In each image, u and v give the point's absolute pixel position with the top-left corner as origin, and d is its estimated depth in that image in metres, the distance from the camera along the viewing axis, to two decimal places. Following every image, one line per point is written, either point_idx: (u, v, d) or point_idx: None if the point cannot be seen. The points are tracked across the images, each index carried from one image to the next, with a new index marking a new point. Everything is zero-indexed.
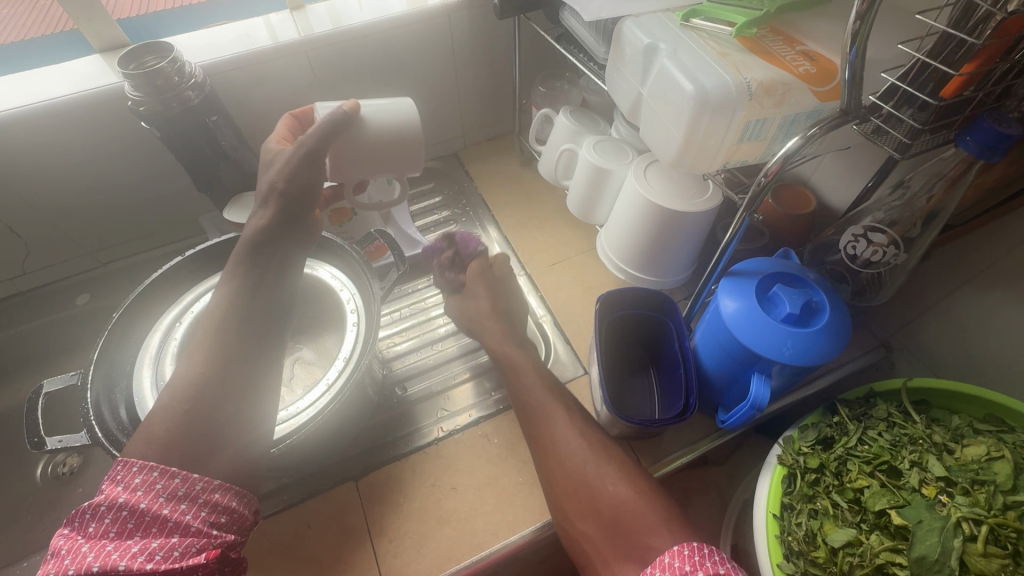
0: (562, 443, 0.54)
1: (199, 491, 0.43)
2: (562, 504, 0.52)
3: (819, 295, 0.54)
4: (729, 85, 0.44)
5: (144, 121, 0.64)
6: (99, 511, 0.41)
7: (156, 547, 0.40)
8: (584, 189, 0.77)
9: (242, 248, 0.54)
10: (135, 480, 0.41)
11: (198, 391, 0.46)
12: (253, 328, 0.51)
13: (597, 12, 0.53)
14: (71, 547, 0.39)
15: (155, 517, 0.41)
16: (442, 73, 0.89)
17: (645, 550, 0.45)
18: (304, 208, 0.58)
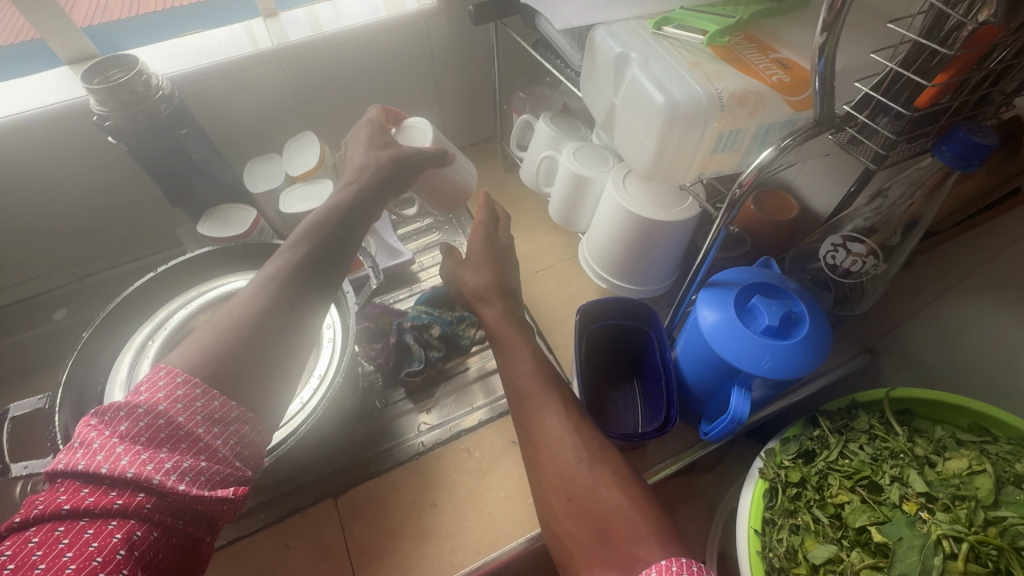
0: (556, 440, 0.50)
1: (233, 418, 0.41)
2: (548, 505, 0.48)
3: (799, 306, 0.53)
4: (700, 97, 0.43)
5: (111, 136, 0.63)
6: (135, 413, 0.38)
7: (188, 467, 0.37)
8: (565, 196, 0.76)
9: (327, 210, 0.56)
10: (178, 392, 0.40)
11: (251, 329, 0.45)
12: (320, 283, 0.51)
13: (568, 20, 0.51)
14: (97, 443, 0.36)
15: (189, 434, 0.39)
16: (421, 79, 0.87)
17: (629, 561, 0.41)
18: (393, 188, 0.63)
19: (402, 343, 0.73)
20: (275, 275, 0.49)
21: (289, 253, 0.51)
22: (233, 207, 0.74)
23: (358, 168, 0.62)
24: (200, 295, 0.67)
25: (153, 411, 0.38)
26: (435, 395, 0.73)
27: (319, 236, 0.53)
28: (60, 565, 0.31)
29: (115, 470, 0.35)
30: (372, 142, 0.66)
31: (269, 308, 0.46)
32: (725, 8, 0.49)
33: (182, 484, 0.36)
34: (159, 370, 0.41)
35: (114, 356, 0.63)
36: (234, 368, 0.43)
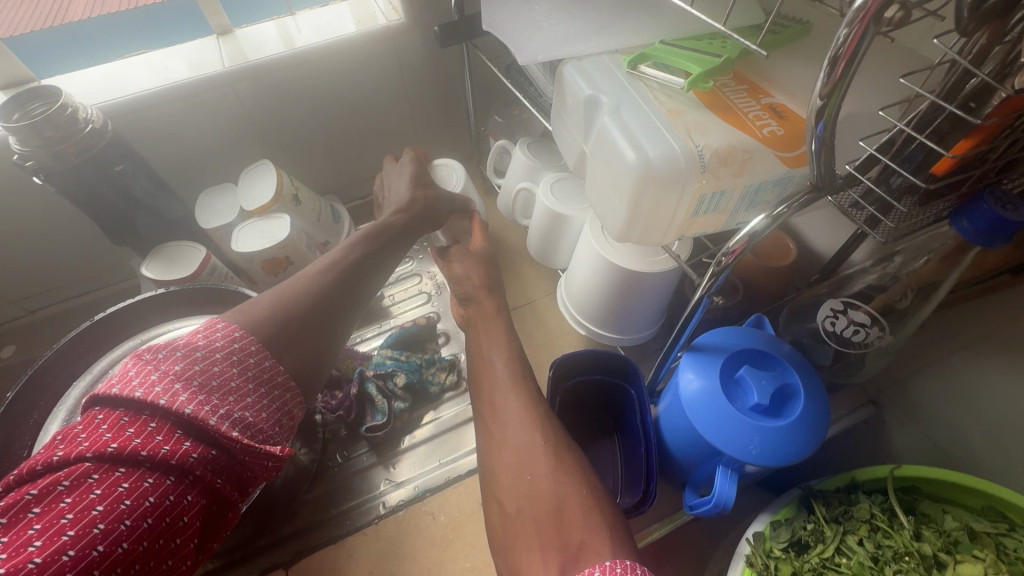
0: (514, 420, 0.51)
1: (275, 383, 0.47)
2: (498, 480, 0.49)
3: (793, 378, 0.47)
4: (676, 155, 0.37)
5: (36, 176, 0.57)
6: (192, 356, 0.44)
7: (236, 419, 0.43)
8: (542, 232, 0.70)
9: (378, 225, 0.64)
10: (232, 347, 0.46)
11: (311, 301, 0.51)
12: (370, 283, 0.58)
13: (534, 54, 0.45)
14: (152, 378, 0.41)
15: (236, 388, 0.44)
16: (393, 98, 0.81)
17: (577, 546, 0.41)
18: (427, 222, 0.70)
19: (365, 393, 0.68)
20: (336, 261, 0.56)
21: (349, 251, 0.58)
22: (183, 244, 0.69)
23: (405, 198, 0.70)
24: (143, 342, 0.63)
25: (210, 358, 0.44)
26: (400, 448, 0.68)
27: (376, 243, 0.61)
28: (91, 519, 0.35)
29: (167, 416, 0.40)
30: (414, 179, 0.73)
31: (331, 287, 0.53)
32: (711, 42, 0.42)
33: (233, 435, 0.42)
34: (216, 325, 0.47)
35: (44, 418, 0.58)
36: (290, 333, 0.49)
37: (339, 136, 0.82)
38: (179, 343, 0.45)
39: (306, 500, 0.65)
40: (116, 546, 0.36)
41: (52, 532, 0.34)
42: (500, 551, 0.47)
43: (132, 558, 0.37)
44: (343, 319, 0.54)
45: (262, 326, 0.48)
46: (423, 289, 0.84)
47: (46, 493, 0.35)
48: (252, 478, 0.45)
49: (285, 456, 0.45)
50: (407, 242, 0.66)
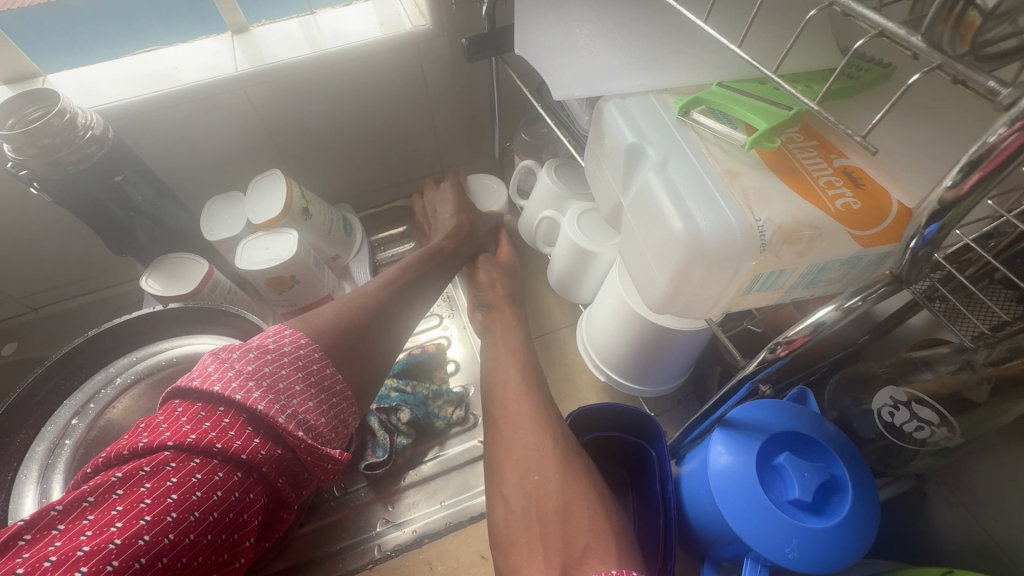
0: (521, 423, 0.51)
1: (337, 390, 0.45)
2: (506, 480, 0.48)
3: (839, 468, 0.42)
4: (732, 230, 0.31)
5: (33, 186, 0.53)
6: (264, 355, 0.42)
7: (303, 419, 0.40)
8: (565, 266, 0.65)
9: (428, 250, 0.64)
10: (301, 350, 0.44)
11: (371, 314, 0.51)
12: (421, 306, 0.58)
13: (570, 88, 0.40)
14: (229, 374, 0.39)
15: (304, 389, 0.42)
16: (415, 106, 0.76)
17: (580, 551, 0.39)
18: (473, 240, 0.70)
19: (366, 426, 0.64)
20: (391, 279, 0.56)
21: (405, 269, 0.59)
22: (186, 257, 0.66)
23: (451, 224, 0.70)
24: (136, 363, 0.61)
25: (280, 360, 0.42)
26: (401, 487, 0.64)
27: (427, 264, 0.61)
28: (166, 506, 0.33)
29: (241, 410, 0.38)
30: (457, 204, 0.73)
31: (383, 303, 0.53)
32: (776, 88, 0.37)
33: (299, 434, 0.39)
34: (283, 330, 0.45)
35: (30, 441, 0.55)
36: (348, 346, 0.47)
37: (355, 145, 0.78)
38: (252, 342, 0.43)
39: (299, 536, 0.61)
40: (184, 537, 0.33)
41: (130, 515, 0.32)
42: (498, 550, 0.45)
43: (196, 551, 0.34)
44: (393, 336, 0.52)
45: (325, 334, 0.46)
46: (437, 310, 0.79)
47: (129, 477, 0.33)
48: (311, 480, 0.42)
49: (344, 459, 0.42)
50: (451, 270, 0.65)
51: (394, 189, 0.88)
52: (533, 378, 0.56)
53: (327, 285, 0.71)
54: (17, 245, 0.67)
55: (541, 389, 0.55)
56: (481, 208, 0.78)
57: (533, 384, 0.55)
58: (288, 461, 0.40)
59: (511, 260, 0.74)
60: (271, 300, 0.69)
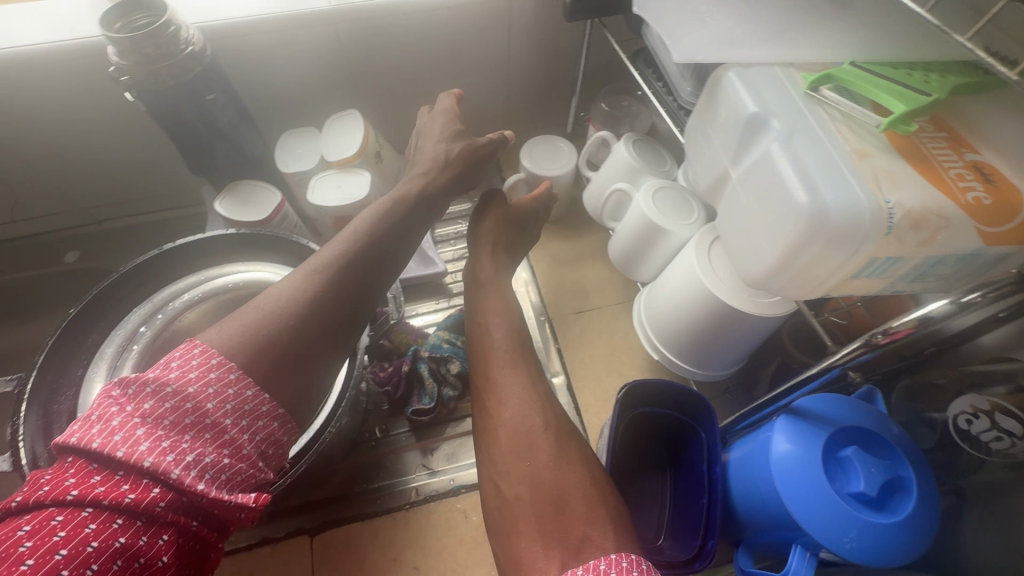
0: (499, 418, 0.48)
1: (263, 412, 0.37)
2: (500, 468, 0.45)
3: (906, 470, 0.42)
4: (861, 210, 0.31)
5: (127, 92, 0.54)
6: (161, 390, 0.34)
7: (209, 465, 0.33)
8: (631, 241, 0.64)
9: (387, 204, 0.51)
10: (210, 375, 0.35)
11: (307, 314, 0.40)
12: (373, 280, 0.46)
13: (691, 53, 0.39)
14: (115, 422, 0.32)
15: (214, 424, 0.34)
16: (495, 65, 0.75)
17: (579, 542, 0.39)
18: (466, 182, 0.61)
19: (415, 372, 0.65)
20: (335, 259, 0.44)
21: (354, 241, 0.46)
22: (260, 185, 0.66)
23: (431, 157, 0.59)
24: (205, 282, 0.62)
25: (182, 393, 0.34)
26: (441, 436, 0.65)
27: (378, 230, 0.48)
28: (52, 566, 0.27)
29: (131, 464, 0.31)
30: (444, 133, 0.61)
31: (323, 298, 0.42)
32: (910, 73, 0.35)
33: (199, 488, 0.31)
34: (195, 345, 0.36)
35: (101, 341, 0.57)
36: (280, 354, 0.38)
37: (430, 98, 0.78)
38: (155, 367, 0.35)
39: (338, 469, 0.62)
40: None
41: None
42: (496, 535, 0.44)
43: None
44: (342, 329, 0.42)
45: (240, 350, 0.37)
46: None
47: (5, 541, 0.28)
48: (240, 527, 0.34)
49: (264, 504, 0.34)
50: (424, 222, 0.54)
51: None
52: (521, 345, 0.54)
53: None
54: (99, 146, 0.69)
55: (525, 361, 0.52)
56: (528, 167, 0.74)
57: (516, 347, 0.53)
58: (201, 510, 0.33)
59: (537, 223, 0.70)
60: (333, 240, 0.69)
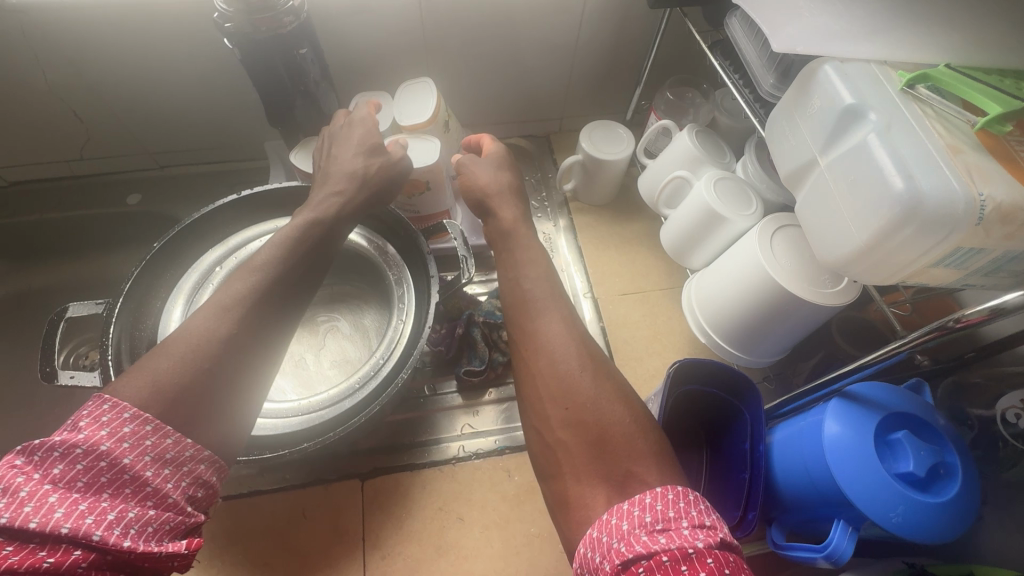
0: (539, 359, 0.45)
1: (187, 457, 0.38)
2: (540, 411, 0.44)
3: (951, 457, 0.44)
4: (955, 199, 0.33)
5: (227, 38, 0.57)
6: (72, 452, 0.34)
7: (133, 519, 0.34)
8: (687, 229, 0.67)
9: (292, 240, 0.49)
10: (124, 429, 0.35)
11: (211, 360, 0.40)
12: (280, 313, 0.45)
13: (791, 45, 0.41)
14: (23, 492, 0.31)
15: (134, 478, 0.35)
16: (562, 49, 0.77)
17: (623, 479, 0.38)
18: (386, 195, 0.58)
19: (467, 336, 0.67)
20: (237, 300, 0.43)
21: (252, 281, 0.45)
22: None
23: (344, 172, 0.55)
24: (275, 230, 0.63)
25: (95, 455, 0.34)
26: (488, 399, 0.67)
27: (278, 271, 0.47)
28: None
29: (44, 533, 0.31)
30: (363, 144, 0.58)
31: (226, 341, 0.41)
32: (1001, 80, 0.38)
33: (126, 546, 0.33)
34: (103, 400, 0.36)
35: (177, 277, 0.60)
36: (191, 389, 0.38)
37: (496, 75, 0.80)
38: (63, 428, 0.35)
39: (387, 421, 0.65)
40: None
41: None
42: (541, 477, 0.43)
43: None
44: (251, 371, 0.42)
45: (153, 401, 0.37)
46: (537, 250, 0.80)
47: None
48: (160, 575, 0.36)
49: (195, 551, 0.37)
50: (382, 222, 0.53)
51: (513, 127, 0.91)
52: (556, 290, 0.50)
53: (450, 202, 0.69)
54: (178, 81, 0.71)
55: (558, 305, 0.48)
56: (588, 151, 0.75)
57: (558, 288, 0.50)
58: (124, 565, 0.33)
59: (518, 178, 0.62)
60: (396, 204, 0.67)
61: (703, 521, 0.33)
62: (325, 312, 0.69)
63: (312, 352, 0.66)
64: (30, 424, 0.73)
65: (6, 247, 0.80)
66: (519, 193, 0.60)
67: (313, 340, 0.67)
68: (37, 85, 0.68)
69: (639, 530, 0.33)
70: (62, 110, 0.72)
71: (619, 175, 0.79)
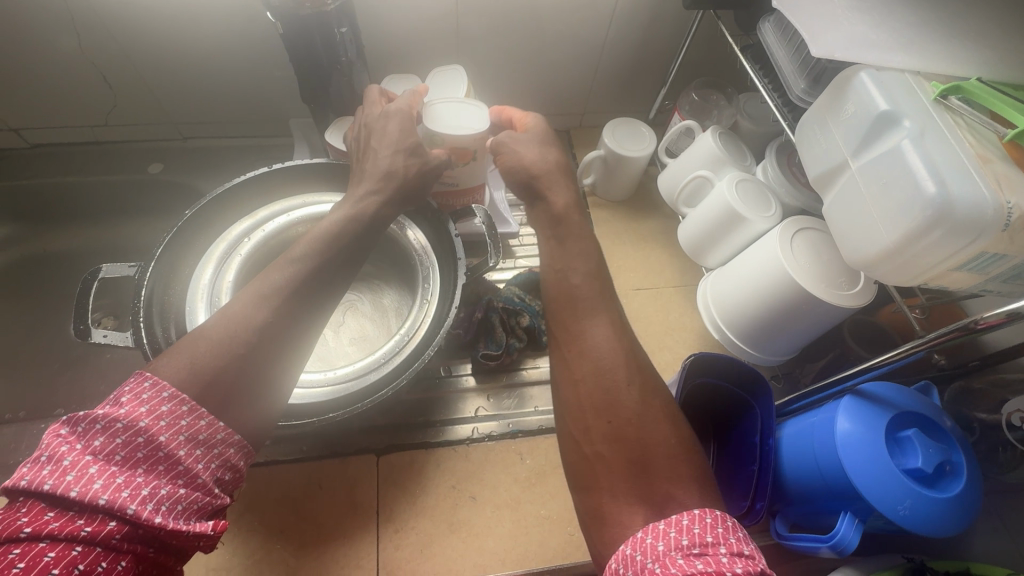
0: (584, 363, 0.45)
1: (218, 440, 0.38)
2: (579, 419, 0.44)
3: (958, 457, 0.47)
4: (984, 205, 0.35)
5: (268, 12, 0.57)
6: (112, 427, 0.34)
7: (164, 496, 0.34)
8: (706, 228, 0.68)
9: (332, 229, 0.49)
10: (162, 408, 0.36)
11: (246, 347, 0.40)
12: (312, 304, 0.45)
13: (830, 50, 0.42)
14: (66, 462, 0.33)
15: (168, 456, 0.35)
16: (591, 47, 0.78)
17: (663, 500, 0.39)
18: (412, 196, 0.55)
19: (486, 321, 0.68)
20: (269, 294, 0.43)
21: (284, 276, 0.45)
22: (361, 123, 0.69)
23: (381, 170, 0.53)
24: (303, 205, 0.63)
25: (135, 431, 0.35)
26: (502, 383, 0.68)
27: (313, 265, 0.46)
28: None
29: (84, 502, 0.32)
30: (399, 142, 0.53)
31: (262, 335, 0.41)
32: None
33: (157, 522, 0.33)
34: (144, 377, 0.37)
35: (205, 246, 0.61)
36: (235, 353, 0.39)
37: (524, 67, 0.81)
38: (105, 402, 0.36)
39: (403, 400, 0.66)
40: None
41: None
42: (573, 485, 0.44)
43: None
44: (283, 364, 0.43)
45: (188, 385, 0.38)
46: None
47: None
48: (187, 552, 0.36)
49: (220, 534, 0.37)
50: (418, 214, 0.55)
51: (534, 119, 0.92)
52: (603, 288, 0.49)
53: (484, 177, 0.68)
54: (209, 53, 0.71)
55: (607, 309, 0.48)
56: (612, 148, 0.76)
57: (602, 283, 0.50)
58: (154, 540, 0.34)
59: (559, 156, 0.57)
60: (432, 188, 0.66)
61: (742, 550, 0.34)
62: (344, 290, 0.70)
63: (331, 328, 0.66)
64: (43, 386, 0.73)
65: (25, 209, 0.80)
66: (569, 171, 0.57)
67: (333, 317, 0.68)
68: (68, 49, 0.68)
69: (676, 552, 0.34)
70: (92, 75, 0.72)
71: (640, 172, 0.80)
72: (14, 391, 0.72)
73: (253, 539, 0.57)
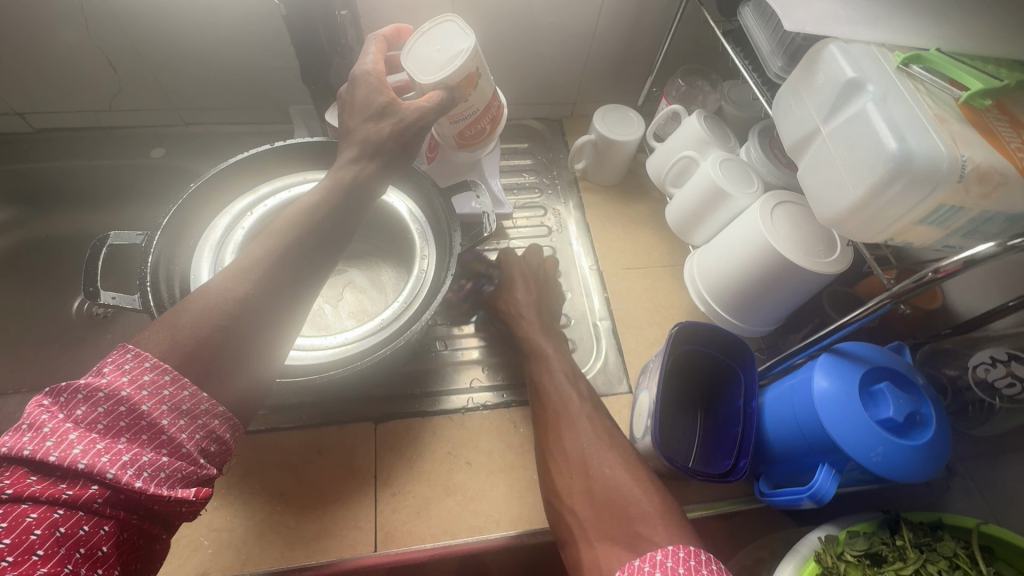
0: (560, 437, 0.55)
1: (202, 411, 0.39)
2: (558, 483, 0.53)
3: (927, 408, 0.49)
4: (941, 158, 0.38)
5: None
6: (94, 396, 0.35)
7: (146, 463, 0.35)
8: (693, 206, 0.71)
9: (326, 189, 0.49)
10: (144, 377, 0.37)
11: (239, 308, 0.41)
12: (308, 268, 0.46)
13: (802, 25, 0.45)
14: (46, 429, 0.34)
15: (151, 425, 0.37)
16: (580, 37, 0.82)
17: (631, 539, 0.45)
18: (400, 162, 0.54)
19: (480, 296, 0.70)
20: (260, 263, 0.44)
21: (276, 242, 0.45)
22: None
23: (365, 138, 0.52)
24: (304, 181, 0.66)
25: (116, 402, 0.36)
26: (497, 355, 0.71)
27: (300, 235, 0.46)
28: None
29: (65, 467, 0.33)
30: (369, 107, 0.52)
31: (252, 300, 0.42)
32: (985, 65, 0.42)
33: (137, 486, 0.34)
34: (126, 349, 0.37)
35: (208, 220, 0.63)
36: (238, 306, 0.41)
37: (517, 57, 0.84)
38: (89, 372, 0.37)
39: (400, 371, 0.68)
40: None
41: None
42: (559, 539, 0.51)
43: None
44: (276, 331, 0.44)
45: (190, 334, 0.39)
46: (545, 224, 0.84)
47: None
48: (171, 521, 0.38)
49: (203, 502, 0.38)
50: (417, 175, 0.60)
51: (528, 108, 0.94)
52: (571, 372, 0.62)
53: (504, 105, 0.71)
54: (211, 38, 0.74)
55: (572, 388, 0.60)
56: (601, 131, 0.79)
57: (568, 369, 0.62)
58: (136, 507, 0.36)
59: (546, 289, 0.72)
60: (439, 128, 0.66)
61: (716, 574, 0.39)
62: (344, 266, 0.72)
63: (331, 302, 0.69)
64: (46, 362, 0.75)
65: (28, 192, 0.81)
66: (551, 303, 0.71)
67: (332, 291, 0.70)
68: (75, 32, 0.70)
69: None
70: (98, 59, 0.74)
71: (629, 156, 0.83)
72: (17, 367, 0.74)
73: (253, 503, 0.58)
